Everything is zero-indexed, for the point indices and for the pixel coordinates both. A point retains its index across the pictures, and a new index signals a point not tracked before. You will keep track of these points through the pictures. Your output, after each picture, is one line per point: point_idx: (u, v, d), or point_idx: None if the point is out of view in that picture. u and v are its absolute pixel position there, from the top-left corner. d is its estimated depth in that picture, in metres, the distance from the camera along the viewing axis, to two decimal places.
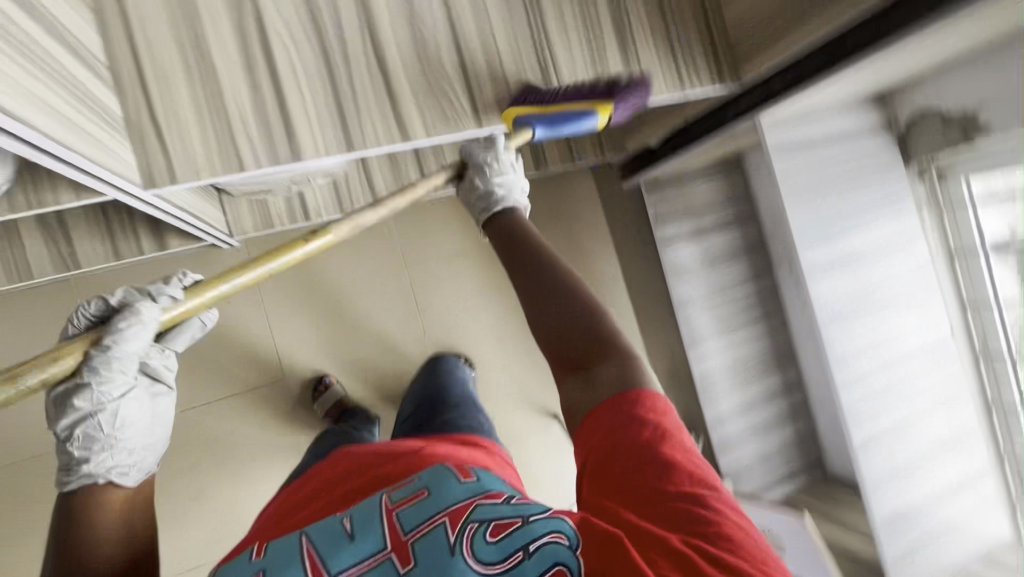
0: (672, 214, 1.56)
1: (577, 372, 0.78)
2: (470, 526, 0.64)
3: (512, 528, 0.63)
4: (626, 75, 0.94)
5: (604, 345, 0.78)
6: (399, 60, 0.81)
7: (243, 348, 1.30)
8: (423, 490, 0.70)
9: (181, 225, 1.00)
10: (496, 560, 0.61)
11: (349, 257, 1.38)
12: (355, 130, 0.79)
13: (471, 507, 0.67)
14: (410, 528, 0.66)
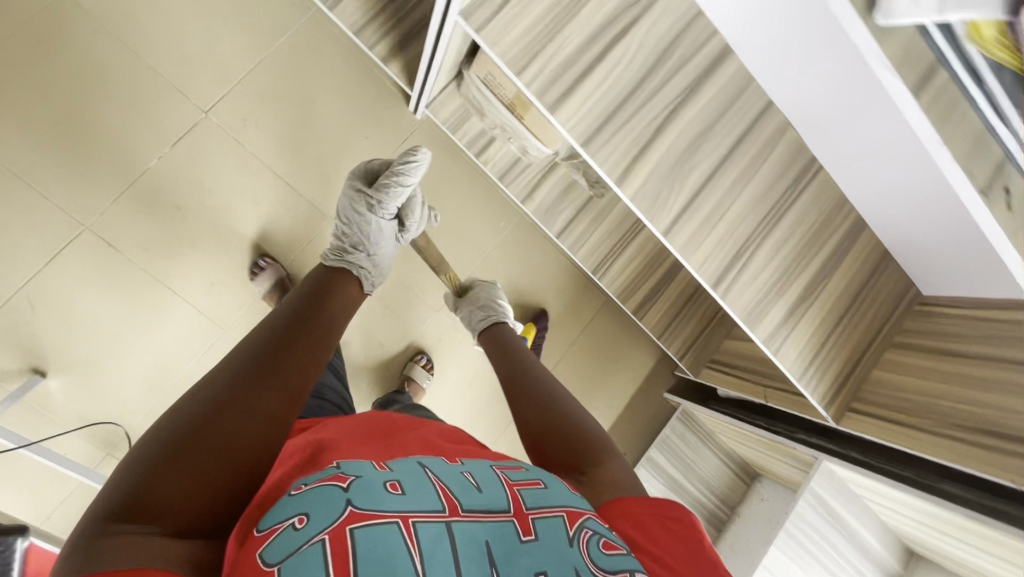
0: (678, 453, 1.50)
1: (570, 474, 0.66)
2: (584, 532, 0.48)
3: (622, 552, 0.48)
4: (776, 324, 0.99)
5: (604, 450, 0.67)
6: (671, 143, 0.90)
7: (335, 169, 1.28)
8: (537, 478, 0.53)
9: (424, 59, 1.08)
10: (611, 570, 0.46)
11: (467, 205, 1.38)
12: (600, 140, 0.87)
13: (585, 512, 0.51)
14: (534, 503, 0.49)
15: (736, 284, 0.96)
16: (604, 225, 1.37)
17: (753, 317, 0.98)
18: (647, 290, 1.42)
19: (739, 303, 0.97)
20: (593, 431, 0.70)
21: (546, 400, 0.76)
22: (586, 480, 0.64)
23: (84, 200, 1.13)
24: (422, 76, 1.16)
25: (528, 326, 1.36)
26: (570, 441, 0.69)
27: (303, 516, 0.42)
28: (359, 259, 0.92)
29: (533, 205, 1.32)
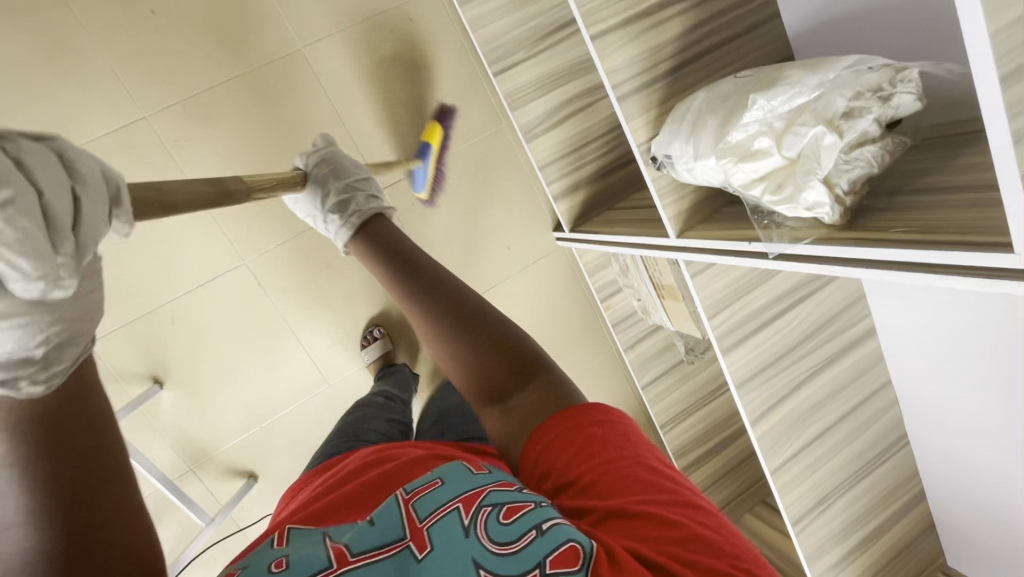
0: None
1: (493, 403, 0.56)
2: (480, 512, 0.45)
3: (525, 510, 0.44)
4: (828, 567, 1.11)
5: (532, 361, 0.57)
6: (801, 399, 1.02)
7: (470, 267, 1.38)
8: (437, 477, 0.50)
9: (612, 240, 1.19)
10: (511, 540, 0.43)
11: (569, 329, 1.49)
12: (751, 385, 0.97)
13: (486, 488, 0.48)
14: (428, 510, 0.47)
15: (811, 527, 1.07)
16: (683, 388, 1.48)
17: (814, 557, 1.09)
18: (700, 454, 1.52)
19: (808, 543, 1.08)
20: (516, 344, 0.58)
21: (451, 307, 0.61)
22: (515, 411, 0.54)
23: (248, 238, 1.19)
24: (591, 237, 1.27)
25: (433, 126, 1.22)
26: (497, 343, 0.58)
27: None
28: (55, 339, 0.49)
29: (633, 355, 1.43)
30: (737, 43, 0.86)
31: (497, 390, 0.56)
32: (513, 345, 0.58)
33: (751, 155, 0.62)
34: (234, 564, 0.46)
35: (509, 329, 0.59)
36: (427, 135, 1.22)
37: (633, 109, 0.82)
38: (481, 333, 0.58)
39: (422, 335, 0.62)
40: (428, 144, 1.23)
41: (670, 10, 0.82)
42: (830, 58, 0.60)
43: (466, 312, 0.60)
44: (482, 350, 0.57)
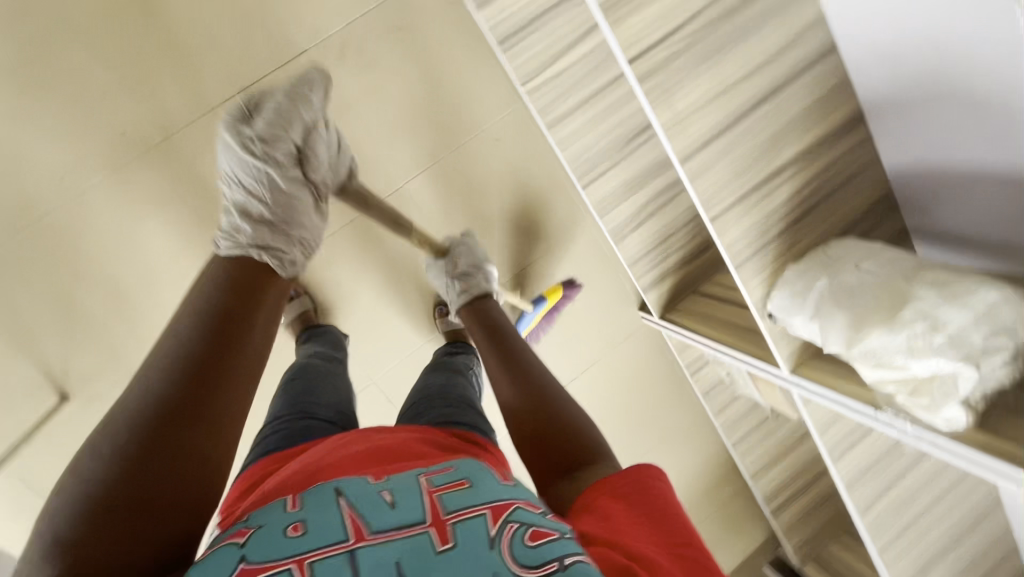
0: None
1: (564, 476, 0.66)
2: (507, 526, 0.49)
3: (553, 537, 0.48)
4: None
5: (598, 452, 0.68)
6: (902, 485, 1.11)
7: (566, 350, 1.49)
8: (465, 478, 0.54)
9: (700, 337, 1.28)
10: (533, 563, 0.46)
11: (657, 393, 1.59)
12: (854, 480, 1.07)
13: (512, 505, 0.51)
14: (454, 508, 0.50)
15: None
16: (771, 440, 1.57)
17: None
18: (789, 496, 1.62)
19: None
20: (584, 431, 0.71)
21: (538, 396, 0.76)
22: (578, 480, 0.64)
23: (373, 358, 1.32)
24: (675, 326, 1.36)
25: (555, 286, 1.37)
26: (564, 429, 0.71)
27: (217, 561, 0.46)
28: (251, 237, 0.78)
29: (722, 418, 1.53)
30: (840, 194, 0.92)
31: (572, 462, 0.67)
32: (552, 414, 0.73)
33: (886, 365, 0.70)
34: (247, 520, 0.51)
35: (548, 391, 0.77)
36: (552, 291, 1.38)
37: (749, 272, 0.90)
38: (558, 420, 0.72)
39: (515, 424, 0.75)
40: (547, 298, 1.36)
41: (779, 180, 0.88)
42: (963, 283, 0.66)
43: (544, 408, 0.74)
44: (531, 426, 0.73)
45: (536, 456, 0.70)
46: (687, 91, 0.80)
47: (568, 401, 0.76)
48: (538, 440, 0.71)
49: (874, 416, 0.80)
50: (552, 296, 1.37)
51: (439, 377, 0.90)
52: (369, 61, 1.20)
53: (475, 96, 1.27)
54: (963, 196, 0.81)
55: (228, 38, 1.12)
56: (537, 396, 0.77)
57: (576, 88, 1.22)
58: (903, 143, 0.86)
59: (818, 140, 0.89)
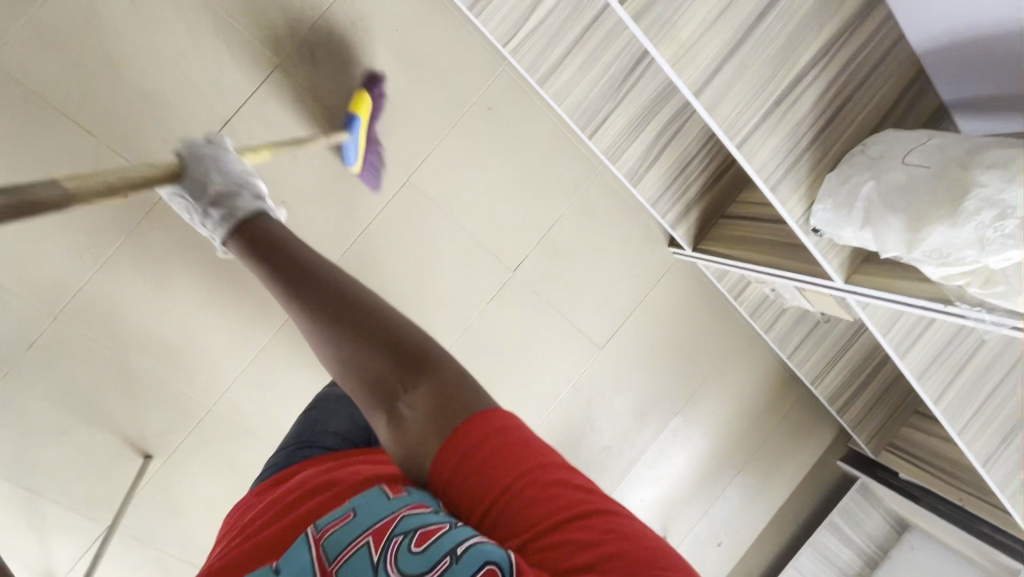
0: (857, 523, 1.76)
1: (390, 402, 0.54)
2: (391, 542, 0.44)
3: (440, 531, 0.44)
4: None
5: (437, 359, 0.55)
6: (974, 363, 1.09)
7: (605, 302, 1.47)
8: (350, 509, 0.49)
9: (738, 262, 1.25)
10: (426, 567, 0.42)
11: (702, 322, 1.58)
12: (924, 370, 1.06)
13: (399, 513, 0.46)
14: (338, 548, 0.45)
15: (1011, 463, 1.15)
16: (826, 343, 1.56)
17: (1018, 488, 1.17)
18: (854, 392, 1.62)
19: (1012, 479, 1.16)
20: (420, 344, 0.56)
21: (354, 318, 0.59)
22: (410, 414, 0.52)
23: None
24: (709, 255, 1.34)
25: (359, 95, 1.10)
26: (404, 363, 0.54)
27: None
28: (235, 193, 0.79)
29: (773, 333, 1.51)
30: (868, 86, 0.86)
31: (402, 389, 0.53)
32: (381, 336, 0.57)
33: (951, 261, 0.67)
34: None
35: (377, 312, 0.60)
36: (352, 108, 1.10)
37: (786, 192, 0.85)
38: (382, 344, 0.56)
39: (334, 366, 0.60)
40: (355, 111, 1.09)
41: (801, 88, 0.82)
42: None
43: (371, 332, 0.58)
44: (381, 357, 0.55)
45: (363, 387, 0.56)
46: (688, 17, 0.75)
47: (392, 315, 0.60)
48: (376, 387, 0.55)
49: (943, 311, 0.78)
50: (358, 107, 1.09)
51: None
52: (342, 60, 1.15)
53: (457, 69, 1.21)
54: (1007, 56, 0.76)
55: (198, 72, 1.08)
56: (348, 307, 0.61)
57: (561, 34, 1.15)
58: (930, 8, 0.80)
59: (836, 34, 0.82)
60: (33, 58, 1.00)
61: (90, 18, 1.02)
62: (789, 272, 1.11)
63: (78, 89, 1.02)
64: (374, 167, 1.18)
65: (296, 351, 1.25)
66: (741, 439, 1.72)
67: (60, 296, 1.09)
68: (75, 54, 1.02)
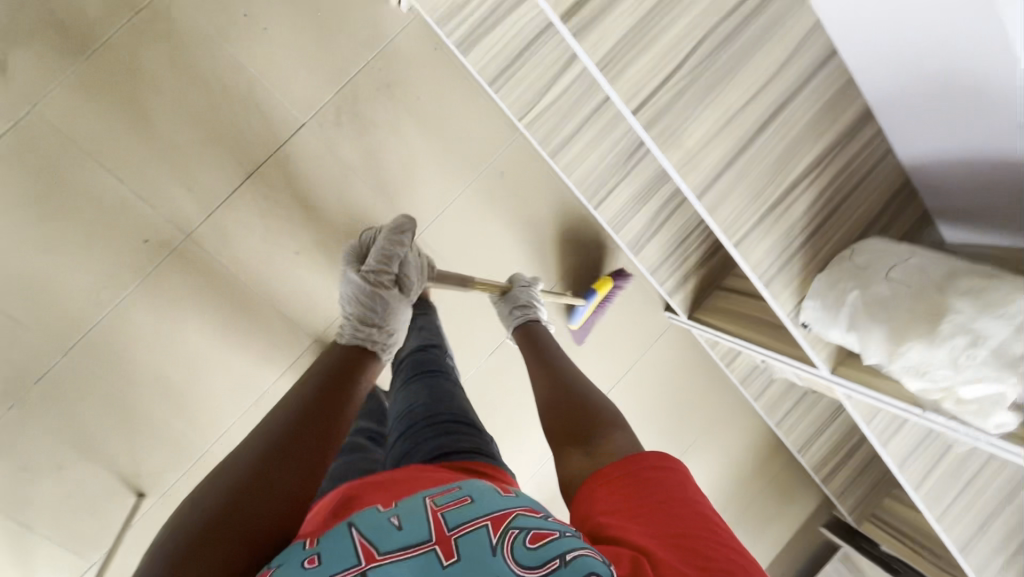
0: None
1: (580, 448, 0.73)
2: (508, 533, 0.50)
3: (551, 536, 0.49)
4: None
5: (613, 420, 0.78)
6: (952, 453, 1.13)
7: (600, 361, 1.51)
8: (466, 494, 0.55)
9: (730, 337, 1.29)
10: (536, 562, 0.47)
11: (694, 385, 1.62)
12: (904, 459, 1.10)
13: (511, 514, 0.53)
14: (455, 522, 0.51)
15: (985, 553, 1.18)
16: (813, 414, 1.59)
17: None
18: (839, 462, 1.65)
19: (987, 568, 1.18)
20: (606, 410, 0.80)
21: (565, 380, 0.91)
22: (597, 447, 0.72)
23: None
24: (704, 326, 1.38)
25: (604, 279, 1.40)
26: (589, 413, 0.81)
27: None
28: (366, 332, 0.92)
29: (762, 401, 1.55)
30: (858, 193, 0.92)
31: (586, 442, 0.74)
32: (582, 398, 0.85)
33: (927, 375, 0.72)
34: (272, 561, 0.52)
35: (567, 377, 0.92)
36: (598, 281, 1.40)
37: (778, 288, 0.90)
38: (585, 399, 0.84)
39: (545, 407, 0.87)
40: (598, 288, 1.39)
41: (795, 194, 0.88)
42: (998, 291, 0.67)
43: (586, 405, 0.83)
44: (550, 388, 0.90)
45: (560, 438, 0.79)
46: (694, 128, 0.81)
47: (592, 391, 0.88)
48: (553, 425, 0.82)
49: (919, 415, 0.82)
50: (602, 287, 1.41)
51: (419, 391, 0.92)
52: (365, 123, 1.21)
53: (473, 136, 1.28)
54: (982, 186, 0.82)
55: (229, 127, 1.14)
56: (558, 381, 0.92)
57: (573, 111, 1.22)
58: (914, 134, 0.85)
59: (829, 146, 0.88)
60: (75, 107, 1.06)
61: (132, 74, 1.08)
62: (779, 354, 1.15)
63: (113, 138, 1.09)
64: (584, 331, 1.46)
65: None
66: (726, 501, 1.74)
67: (72, 332, 1.12)
68: (115, 106, 1.08)
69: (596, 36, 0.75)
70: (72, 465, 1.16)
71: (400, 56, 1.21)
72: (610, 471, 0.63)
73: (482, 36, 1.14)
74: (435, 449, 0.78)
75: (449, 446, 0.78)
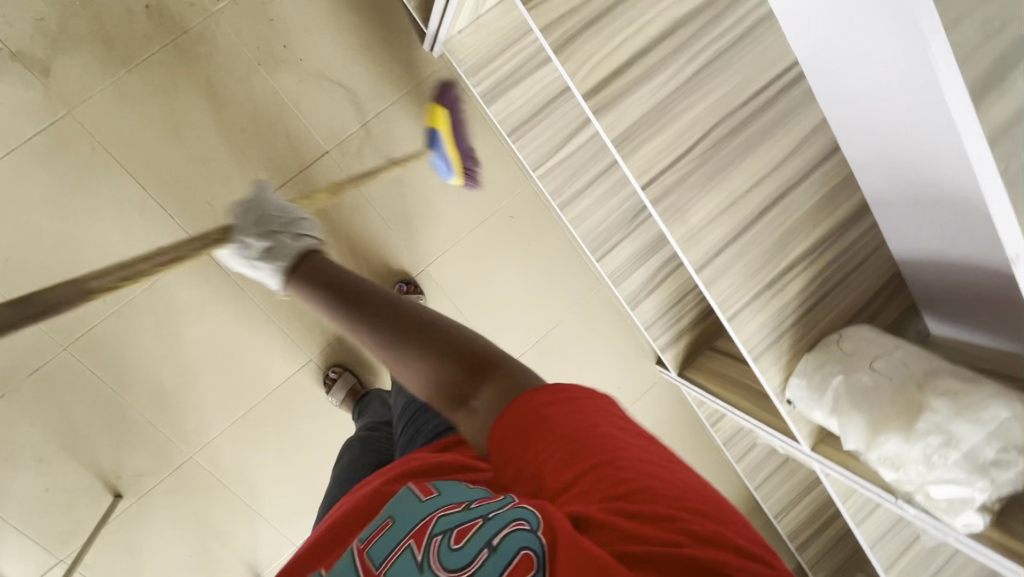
0: None
1: (453, 408, 0.54)
2: (431, 544, 0.43)
3: (474, 529, 0.42)
4: None
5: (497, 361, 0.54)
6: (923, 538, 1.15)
7: None
8: (388, 515, 0.47)
9: (716, 398, 1.32)
10: (463, 566, 0.41)
11: (677, 440, 1.63)
12: (876, 540, 1.11)
13: (433, 514, 0.45)
14: (380, 557, 0.44)
15: None
16: (793, 481, 1.61)
17: None
18: (814, 533, 1.65)
19: None
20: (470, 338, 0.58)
21: (416, 326, 0.63)
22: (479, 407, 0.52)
23: None
24: (692, 384, 1.41)
25: None
26: (471, 355, 0.56)
27: None
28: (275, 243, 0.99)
29: (743, 463, 1.56)
30: (849, 279, 0.96)
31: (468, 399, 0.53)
32: (440, 335, 0.60)
33: (901, 465, 0.74)
34: None
35: (427, 317, 0.64)
36: None
37: (767, 362, 0.94)
38: (447, 338, 0.59)
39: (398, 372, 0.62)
40: None
41: (789, 276, 0.92)
42: (972, 396, 0.70)
43: (446, 335, 0.60)
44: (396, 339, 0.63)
45: (428, 383, 0.57)
46: (698, 207, 0.85)
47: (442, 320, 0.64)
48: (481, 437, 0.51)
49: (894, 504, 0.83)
50: None
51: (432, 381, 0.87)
52: (385, 155, 1.25)
53: (488, 178, 1.32)
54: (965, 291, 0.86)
55: (255, 147, 1.18)
56: (403, 316, 0.66)
57: (585, 167, 1.27)
58: (904, 234, 0.90)
59: (825, 235, 0.93)
60: (111, 115, 1.10)
61: (169, 89, 1.12)
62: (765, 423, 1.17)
63: (142, 147, 1.12)
64: None
65: (284, 412, 1.28)
66: None
67: (73, 330, 1.13)
68: (147, 117, 1.12)
69: (613, 116, 0.81)
70: (53, 462, 1.16)
71: (425, 99, 1.26)
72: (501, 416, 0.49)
73: (506, 88, 1.19)
74: (431, 432, 0.74)
75: (445, 424, 0.73)
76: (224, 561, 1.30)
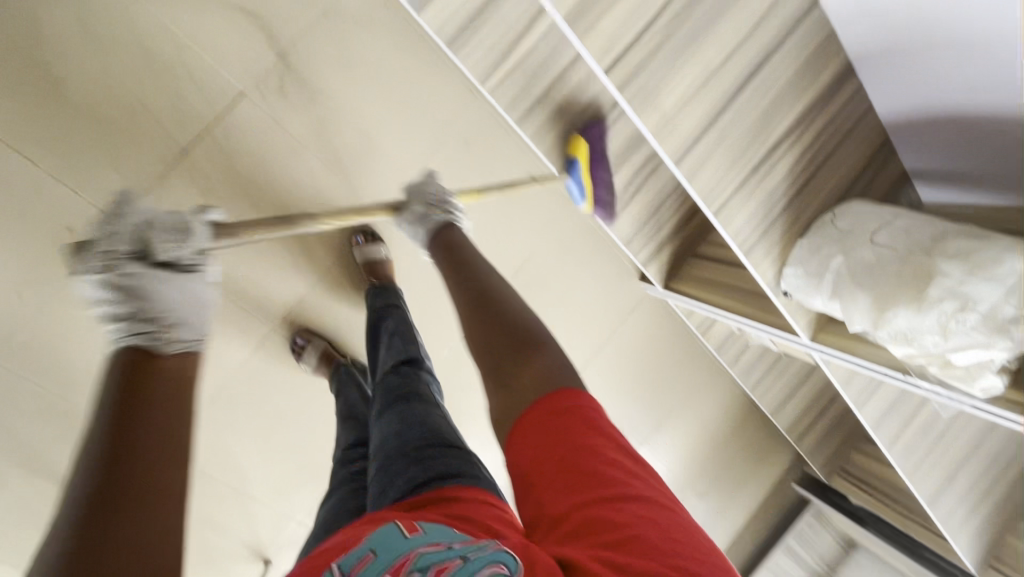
0: (811, 545, 1.82)
1: (504, 374, 0.65)
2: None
3: (454, 569, 0.42)
4: (971, 530, 1.25)
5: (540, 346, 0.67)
6: (922, 411, 1.14)
7: (578, 336, 1.47)
8: (368, 548, 0.45)
9: (705, 306, 1.26)
10: None
11: (670, 354, 1.61)
12: (878, 419, 1.10)
13: (412, 553, 0.44)
14: None
15: (950, 503, 1.21)
16: (788, 378, 1.60)
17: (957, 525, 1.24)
18: (811, 423, 1.68)
19: (951, 517, 1.22)
20: (527, 319, 0.73)
21: (486, 310, 0.76)
22: (514, 389, 0.62)
23: None
24: (679, 295, 1.35)
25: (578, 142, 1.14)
26: (523, 343, 0.68)
27: None
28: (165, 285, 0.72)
29: (738, 367, 1.55)
30: (838, 153, 0.88)
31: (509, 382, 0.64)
32: (503, 317, 0.73)
33: (913, 339, 0.69)
34: None
35: (483, 289, 0.81)
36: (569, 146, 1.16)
37: (760, 256, 0.87)
38: (509, 328, 0.71)
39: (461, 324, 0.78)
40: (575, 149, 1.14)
41: (776, 156, 0.83)
42: (986, 252, 0.64)
43: (514, 326, 0.71)
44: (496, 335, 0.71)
45: (488, 347, 0.70)
46: (670, 88, 0.75)
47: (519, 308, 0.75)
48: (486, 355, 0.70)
49: (902, 379, 0.79)
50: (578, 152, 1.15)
51: (392, 410, 0.76)
52: (312, 88, 1.10)
53: (434, 103, 1.18)
54: (966, 143, 0.79)
55: (158, 97, 1.02)
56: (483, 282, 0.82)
57: (539, 73, 1.13)
58: (894, 87, 0.81)
59: (810, 106, 0.84)
60: None
61: (36, 37, 0.94)
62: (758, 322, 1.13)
63: (20, 113, 0.95)
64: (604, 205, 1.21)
65: (255, 388, 1.19)
66: (704, 466, 1.76)
67: None
68: (18, 75, 0.94)
69: None
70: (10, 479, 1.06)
71: (346, 15, 1.09)
72: (518, 421, 0.58)
73: None
74: (408, 483, 0.63)
75: (406, 468, 0.66)
76: (225, 547, 1.25)
